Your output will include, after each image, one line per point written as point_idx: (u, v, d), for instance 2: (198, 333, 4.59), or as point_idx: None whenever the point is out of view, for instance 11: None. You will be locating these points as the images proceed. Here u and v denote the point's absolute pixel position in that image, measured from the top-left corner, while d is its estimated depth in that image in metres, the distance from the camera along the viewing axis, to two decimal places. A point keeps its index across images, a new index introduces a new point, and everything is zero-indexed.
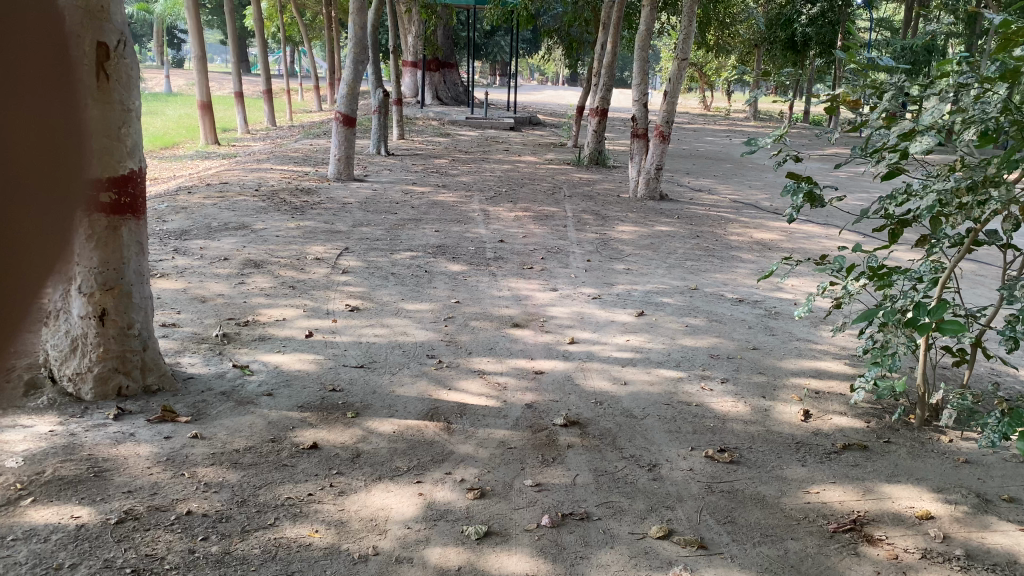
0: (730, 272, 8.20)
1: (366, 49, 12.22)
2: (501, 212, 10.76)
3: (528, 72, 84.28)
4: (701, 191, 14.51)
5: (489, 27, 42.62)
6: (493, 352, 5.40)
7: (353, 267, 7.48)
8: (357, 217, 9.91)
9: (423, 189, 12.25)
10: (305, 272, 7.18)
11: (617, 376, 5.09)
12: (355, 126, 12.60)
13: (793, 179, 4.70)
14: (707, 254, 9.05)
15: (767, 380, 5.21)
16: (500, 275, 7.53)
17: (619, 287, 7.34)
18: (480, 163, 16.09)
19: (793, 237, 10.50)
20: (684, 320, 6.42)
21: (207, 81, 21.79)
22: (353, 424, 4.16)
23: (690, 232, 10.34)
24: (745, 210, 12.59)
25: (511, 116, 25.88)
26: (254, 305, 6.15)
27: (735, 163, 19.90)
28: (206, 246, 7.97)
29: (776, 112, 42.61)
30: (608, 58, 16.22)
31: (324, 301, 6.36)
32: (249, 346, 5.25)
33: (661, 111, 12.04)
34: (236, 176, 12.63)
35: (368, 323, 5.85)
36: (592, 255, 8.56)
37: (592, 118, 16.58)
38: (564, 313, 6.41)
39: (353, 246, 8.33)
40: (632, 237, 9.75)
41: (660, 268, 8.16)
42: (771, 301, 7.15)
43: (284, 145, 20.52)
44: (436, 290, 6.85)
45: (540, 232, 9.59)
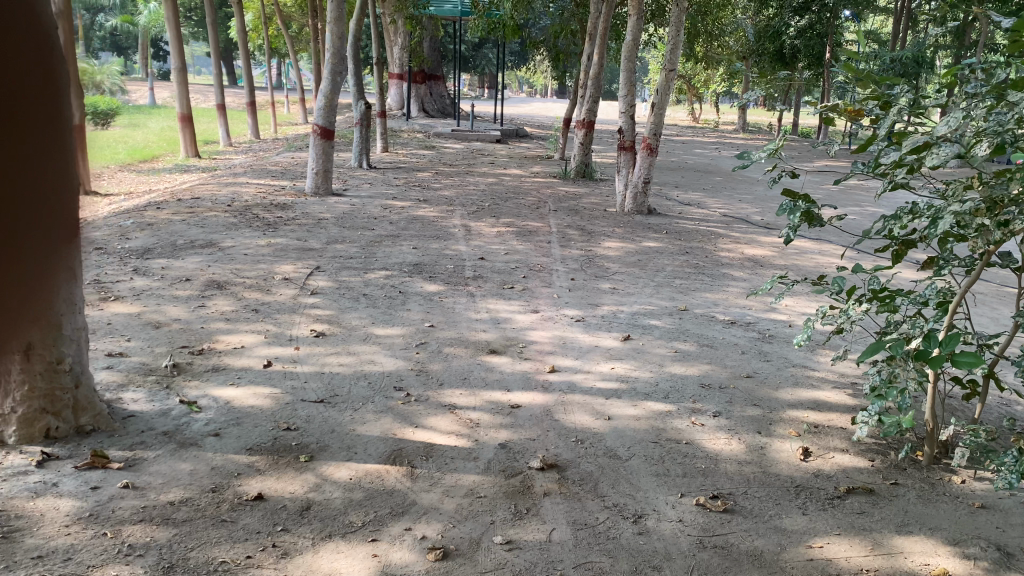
0: (721, 291, 7.84)
1: (345, 60, 11.84)
2: (483, 227, 10.38)
3: (517, 86, 84.24)
4: (690, 205, 14.19)
5: (476, 40, 42.34)
6: (466, 383, 5.00)
7: (324, 288, 7.08)
8: (333, 233, 9.51)
9: (404, 203, 11.87)
10: (272, 293, 6.78)
11: (601, 409, 4.69)
12: (333, 139, 12.22)
13: (790, 197, 4.34)
14: (696, 272, 8.69)
15: (762, 413, 4.83)
16: (479, 295, 7.14)
17: (605, 308, 6.96)
18: (464, 176, 15.72)
19: (784, 254, 10.16)
20: (673, 345, 6.04)
21: (187, 93, 21.37)
22: (306, 470, 3.75)
23: (679, 249, 9.99)
24: (735, 225, 12.26)
25: (498, 129, 25.58)
26: (212, 331, 5.73)
27: (725, 176, 19.61)
28: (169, 265, 7.54)
29: (765, 125, 42.51)
30: (594, 70, 15.91)
31: (288, 326, 5.95)
32: (200, 378, 4.83)
33: (648, 124, 11.76)
34: (210, 190, 12.21)
35: (334, 351, 5.44)
36: (577, 273, 8.19)
37: (578, 131, 16.26)
38: (546, 338, 6.02)
39: (325, 265, 7.92)
40: (619, 253, 9.37)
41: (647, 287, 7.79)
42: (765, 324, 6.79)
43: (265, 158, 20.10)
44: (410, 313, 6.45)
45: (523, 249, 9.22)
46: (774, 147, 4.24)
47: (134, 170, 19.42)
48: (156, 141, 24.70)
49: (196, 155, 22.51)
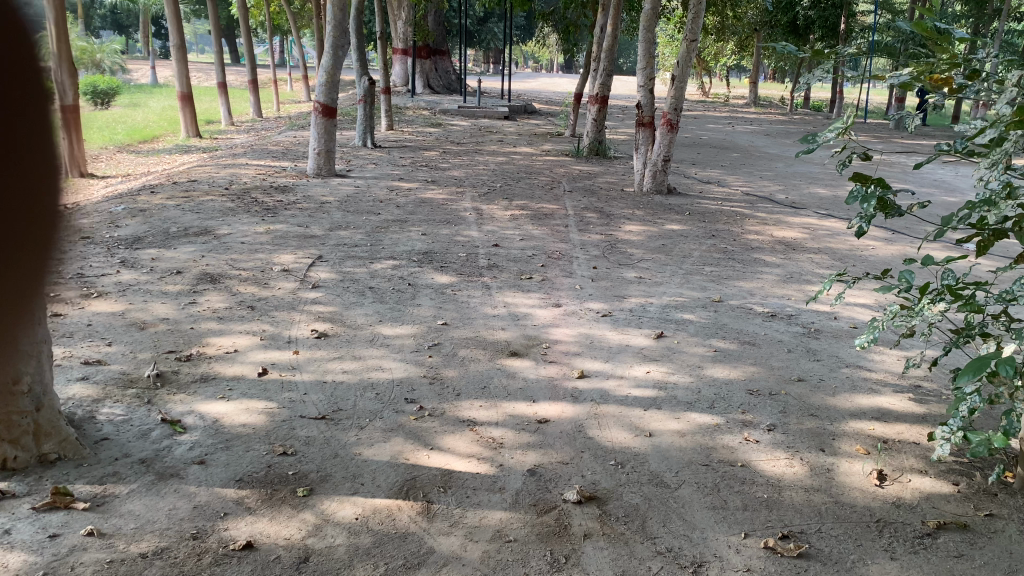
0: (756, 279, 7.26)
1: (347, 34, 11.24)
2: (496, 210, 9.79)
3: (523, 61, 83.24)
4: (710, 183, 13.57)
5: (481, 14, 41.57)
6: (486, 392, 4.43)
7: (326, 280, 6.51)
8: (336, 218, 8.93)
9: (410, 185, 11.30)
10: (269, 287, 6.22)
11: (640, 424, 4.13)
12: (336, 117, 11.63)
13: (860, 182, 3.73)
14: (726, 257, 8.10)
15: (821, 426, 4.25)
16: (495, 287, 6.57)
17: (633, 301, 6.38)
18: (472, 155, 15.11)
19: (816, 235, 9.58)
20: (711, 343, 5.46)
21: (187, 71, 20.75)
22: (304, 508, 3.20)
23: (704, 231, 9.39)
24: (760, 204, 11.65)
25: (506, 105, 24.89)
26: (202, 333, 5.18)
27: (743, 153, 18.99)
28: (160, 256, 6.98)
29: (777, 98, 41.71)
30: (608, 42, 15.26)
31: (286, 325, 5.39)
32: (186, 390, 4.28)
33: (669, 97, 11.14)
34: (208, 172, 11.62)
35: (337, 355, 4.88)
36: (598, 261, 7.61)
37: (591, 105, 15.60)
38: (571, 336, 5.45)
39: (328, 254, 7.35)
40: (641, 238, 8.77)
41: (676, 276, 7.21)
42: (808, 318, 6.21)
43: (268, 138, 19.47)
44: (420, 308, 5.88)
45: (539, 234, 8.64)
46: (843, 125, 3.65)
47: (132, 151, 18.79)
48: (156, 121, 24.08)
49: (197, 134, 21.89)
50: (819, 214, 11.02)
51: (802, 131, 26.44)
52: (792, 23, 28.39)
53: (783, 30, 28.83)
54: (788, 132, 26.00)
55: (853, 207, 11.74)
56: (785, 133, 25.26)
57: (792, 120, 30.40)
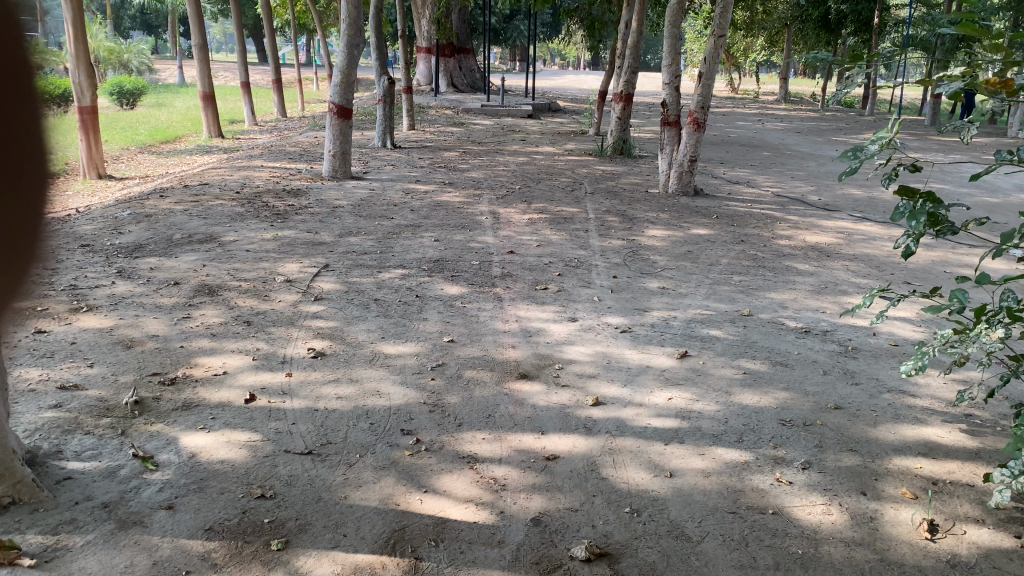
0: (787, 290, 6.81)
1: (362, 32, 10.96)
2: (514, 214, 9.42)
3: (549, 58, 82.68)
4: (739, 183, 13.08)
5: (507, 10, 41.21)
6: (491, 421, 4.06)
7: (329, 292, 6.17)
8: (347, 223, 8.60)
9: (427, 187, 10.95)
10: (269, 300, 5.89)
11: (659, 462, 3.73)
12: (351, 117, 11.28)
13: (908, 195, 3.29)
14: (755, 265, 7.65)
15: (862, 463, 3.82)
16: (507, 299, 6.19)
17: (655, 314, 5.96)
18: (493, 155, 14.75)
19: (851, 241, 9.09)
20: (740, 365, 5.03)
21: (208, 72, 20.58)
22: (276, 566, 2.85)
23: (733, 236, 8.94)
24: (791, 206, 11.17)
25: (530, 103, 24.49)
26: (191, 352, 4.85)
27: (773, 151, 18.45)
28: (159, 265, 6.68)
29: (809, 94, 40.96)
30: (633, 37, 14.82)
31: (281, 343, 5.05)
32: (165, 420, 3.94)
33: (695, 95, 10.68)
34: (221, 175, 11.35)
35: (332, 377, 4.53)
36: (619, 269, 7.20)
37: (616, 103, 15.15)
38: (587, 355, 5.05)
39: (335, 263, 7.02)
40: (666, 244, 8.34)
41: (702, 286, 6.78)
42: (844, 335, 5.76)
43: (289, 137, 19.24)
44: (427, 324, 5.52)
45: (557, 240, 8.26)
46: (887, 134, 3.23)
47: (153, 151, 18.65)
48: (179, 120, 23.99)
49: (219, 134, 21.74)
50: (854, 217, 10.52)
51: (835, 128, 25.76)
52: (823, 17, 27.74)
53: (814, 24, 28.16)
54: (820, 129, 25.36)
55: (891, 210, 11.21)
56: (818, 130, 24.64)
57: (823, 117, 29.70)
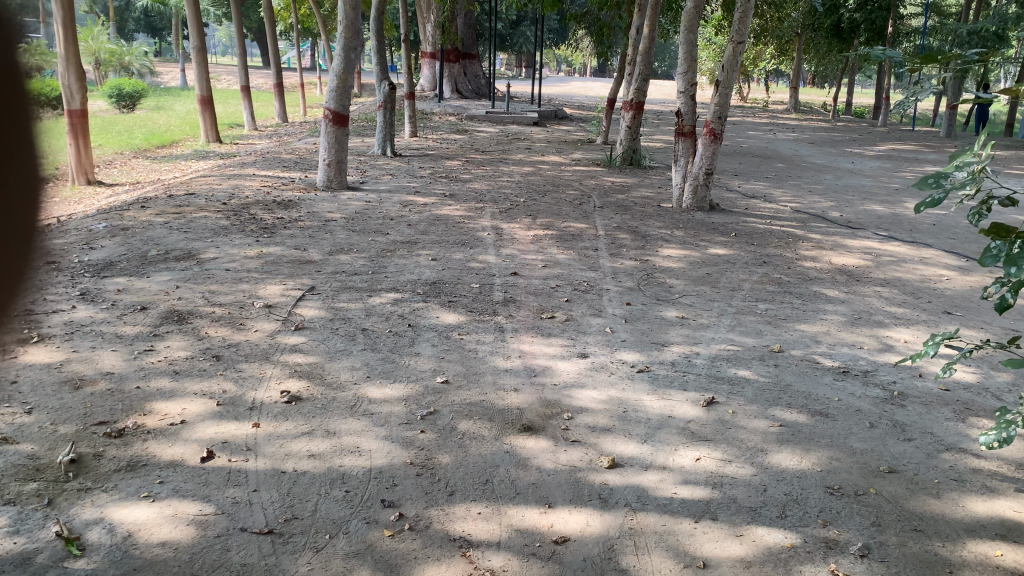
0: (818, 322, 6.19)
1: (360, 35, 10.43)
2: (518, 230, 8.82)
3: (554, 66, 82.53)
4: (755, 197, 12.48)
5: (514, 17, 40.79)
6: (489, 489, 3.45)
7: (312, 319, 5.56)
8: (339, 238, 7.99)
9: (426, 199, 10.37)
10: (243, 329, 5.28)
11: (689, 547, 3.11)
12: (348, 125, 10.68)
13: (1001, 234, 2.69)
14: (780, 291, 7.04)
15: (930, 549, 3.20)
16: (510, 329, 5.57)
17: (674, 350, 5.35)
18: (497, 165, 14.15)
19: (881, 263, 8.51)
20: (774, 415, 4.42)
21: (206, 75, 20.05)
22: None
23: (753, 256, 8.33)
24: (811, 223, 10.57)
25: (536, 110, 23.94)
26: (147, 395, 4.23)
27: (787, 164, 17.86)
28: (127, 287, 6.08)
29: (818, 104, 40.49)
30: (644, 44, 14.25)
31: (252, 385, 4.45)
32: (102, 486, 3.32)
33: (712, 105, 10.09)
34: (209, 184, 10.75)
35: (306, 430, 3.92)
36: (632, 295, 6.59)
37: (625, 112, 14.57)
38: (600, 401, 4.44)
39: (322, 285, 6.42)
40: (682, 265, 7.73)
41: (724, 316, 6.16)
42: (887, 377, 5.14)
43: (287, 144, 18.70)
44: (419, 360, 4.91)
45: (565, 259, 7.67)
46: (978, 157, 2.63)
47: (148, 156, 18.04)
48: (177, 124, 23.44)
49: (216, 139, 21.18)
50: (880, 236, 9.93)
51: (848, 140, 25.19)
52: (835, 26, 27.20)
53: (826, 33, 27.64)
54: (832, 140, 24.77)
55: (918, 229, 10.62)
56: (830, 141, 24.04)
57: (834, 128, 29.14)
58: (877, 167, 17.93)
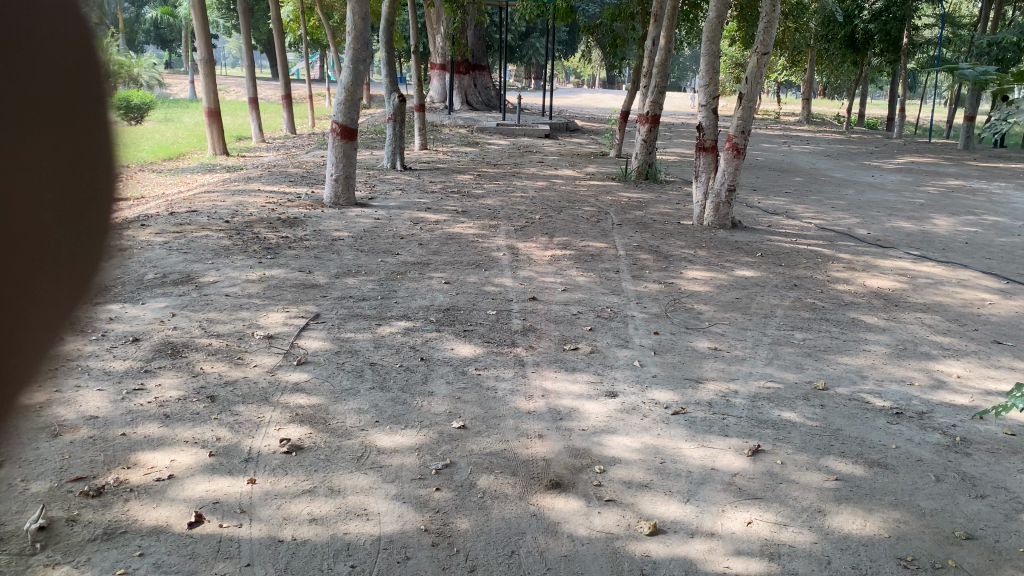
0: (861, 353, 5.73)
1: (369, 46, 10.07)
2: (534, 250, 8.40)
3: (563, 77, 82.38)
4: (777, 214, 12.04)
5: (523, 29, 40.50)
6: (516, 564, 3.02)
7: (316, 352, 5.14)
8: (346, 260, 7.59)
9: (438, 216, 9.98)
10: (242, 365, 4.86)
11: None
12: (356, 139, 10.30)
13: None
14: (817, 319, 6.59)
15: None
16: (531, 363, 5.14)
17: (710, 388, 4.90)
18: (510, 179, 13.74)
19: (917, 285, 8.05)
20: (828, 467, 3.97)
21: (214, 87, 19.73)
22: None
23: (783, 279, 7.89)
24: (839, 241, 10.12)
25: (547, 122, 23.56)
26: (132, 444, 3.82)
27: (807, 177, 17.40)
28: (120, 315, 5.68)
29: (831, 116, 40.05)
30: (661, 56, 13.84)
31: (248, 431, 4.03)
32: (73, 560, 2.91)
33: (735, 118, 9.68)
34: (213, 200, 10.35)
35: (307, 488, 3.51)
36: (659, 322, 6.15)
37: (641, 125, 14.15)
38: (634, 450, 4.00)
39: (327, 312, 6.00)
40: (709, 288, 7.29)
41: (760, 348, 5.71)
42: (945, 419, 4.69)
43: (296, 157, 18.36)
44: (432, 400, 4.48)
45: (584, 282, 7.25)
46: None
47: (154, 169, 17.68)
48: (185, 137, 23.15)
49: (224, 151, 20.85)
50: (912, 256, 9.47)
51: (865, 152, 24.72)
52: (850, 36, 26.73)
53: (840, 44, 27.21)
54: (849, 152, 24.30)
55: (951, 247, 10.16)
56: (847, 154, 23.59)
57: (850, 140, 28.66)
58: (897, 181, 17.47)
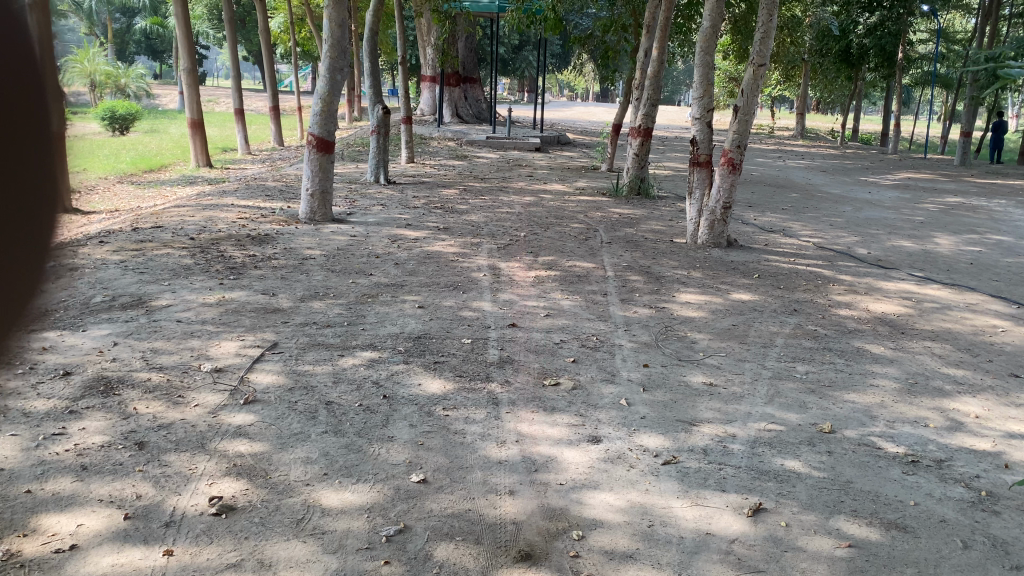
0: (869, 390, 5.24)
1: (347, 55, 9.62)
2: (518, 270, 7.91)
3: (556, 91, 82.34)
4: (773, 231, 11.59)
5: (516, 42, 40.20)
6: None
7: (266, 390, 4.62)
8: (314, 281, 7.08)
9: (418, 233, 9.49)
10: (181, 404, 4.34)
11: None
12: (333, 152, 9.79)
13: None
14: (819, 349, 6.11)
15: None
16: (506, 401, 4.63)
17: (705, 432, 4.40)
18: (497, 194, 13.27)
19: (924, 310, 7.59)
20: (839, 530, 3.47)
21: (196, 97, 19.22)
22: None
23: (781, 303, 7.41)
24: (838, 261, 9.67)
25: (538, 135, 23.14)
26: (37, 504, 3.29)
27: (803, 193, 16.99)
28: (56, 344, 5.15)
29: (825, 131, 39.74)
30: (653, 67, 13.41)
31: (174, 487, 3.51)
32: None
33: (730, 132, 9.25)
34: (182, 215, 9.84)
35: (232, 562, 2.99)
36: (649, 353, 5.65)
37: (632, 139, 13.71)
38: (617, 510, 3.49)
39: (286, 340, 5.49)
40: (703, 314, 6.80)
41: (758, 383, 5.21)
42: (967, 468, 4.19)
43: (279, 169, 17.86)
44: (390, 447, 3.97)
45: (570, 307, 6.75)
46: None
47: (132, 181, 17.15)
48: (169, 148, 22.64)
49: (207, 163, 20.32)
50: (916, 278, 9.01)
51: (861, 167, 24.36)
52: (844, 51, 26.37)
53: (835, 58, 26.90)
54: (844, 168, 23.92)
55: (955, 268, 9.71)
56: (843, 170, 23.22)
57: (845, 155, 28.35)
58: (896, 198, 17.07)
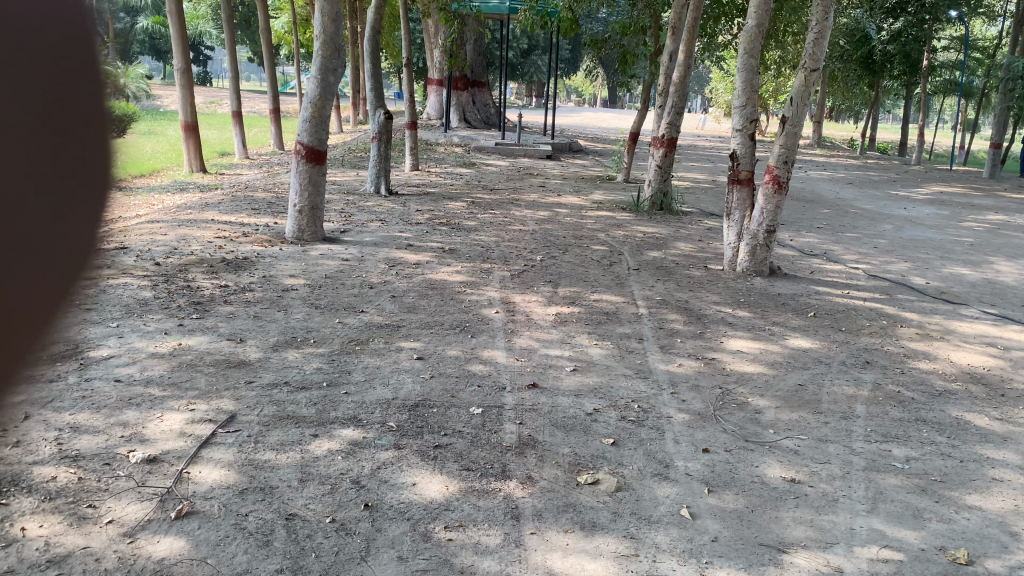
0: (995, 490, 4.05)
1: (342, 54, 8.50)
2: (535, 306, 6.75)
3: (564, 95, 81.42)
4: (816, 256, 10.41)
5: (525, 45, 39.02)
6: None
7: (209, 495, 3.44)
8: (294, 322, 5.93)
9: (420, 255, 8.34)
10: (87, 522, 3.18)
11: None
12: (325, 164, 8.64)
13: None
14: (911, 420, 4.92)
15: None
16: (529, 513, 3.46)
17: (802, 566, 3.23)
18: (507, 208, 12.12)
19: (1015, 360, 6.41)
20: None
21: (191, 99, 18.03)
22: None
23: (849, 352, 6.23)
24: (898, 294, 8.48)
25: (549, 142, 21.97)
26: None
27: (835, 209, 15.77)
28: None
29: (843, 140, 38.47)
30: (679, 72, 12.24)
31: None
32: None
33: (776, 146, 8.07)
34: (154, 232, 8.69)
35: None
36: (706, 429, 4.48)
37: (655, 150, 12.54)
38: None
39: (247, 411, 4.31)
40: (762, 369, 5.61)
41: (853, 480, 4.02)
42: None
43: (274, 176, 16.72)
44: None
45: (599, 358, 5.58)
46: None
47: None
48: None
49: (201, 168, 19.15)
50: (992, 316, 7.82)
51: (887, 179, 23.11)
52: (867, 57, 25.22)
53: (857, 66, 25.75)
54: (870, 180, 22.66)
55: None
56: (870, 182, 22.03)
57: (867, 165, 27.14)
58: (935, 215, 15.85)
